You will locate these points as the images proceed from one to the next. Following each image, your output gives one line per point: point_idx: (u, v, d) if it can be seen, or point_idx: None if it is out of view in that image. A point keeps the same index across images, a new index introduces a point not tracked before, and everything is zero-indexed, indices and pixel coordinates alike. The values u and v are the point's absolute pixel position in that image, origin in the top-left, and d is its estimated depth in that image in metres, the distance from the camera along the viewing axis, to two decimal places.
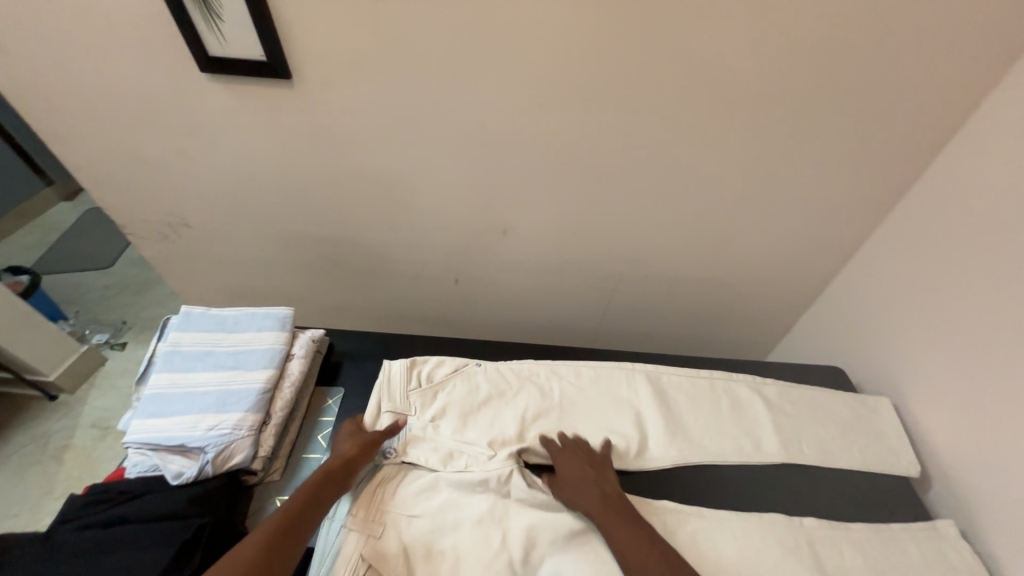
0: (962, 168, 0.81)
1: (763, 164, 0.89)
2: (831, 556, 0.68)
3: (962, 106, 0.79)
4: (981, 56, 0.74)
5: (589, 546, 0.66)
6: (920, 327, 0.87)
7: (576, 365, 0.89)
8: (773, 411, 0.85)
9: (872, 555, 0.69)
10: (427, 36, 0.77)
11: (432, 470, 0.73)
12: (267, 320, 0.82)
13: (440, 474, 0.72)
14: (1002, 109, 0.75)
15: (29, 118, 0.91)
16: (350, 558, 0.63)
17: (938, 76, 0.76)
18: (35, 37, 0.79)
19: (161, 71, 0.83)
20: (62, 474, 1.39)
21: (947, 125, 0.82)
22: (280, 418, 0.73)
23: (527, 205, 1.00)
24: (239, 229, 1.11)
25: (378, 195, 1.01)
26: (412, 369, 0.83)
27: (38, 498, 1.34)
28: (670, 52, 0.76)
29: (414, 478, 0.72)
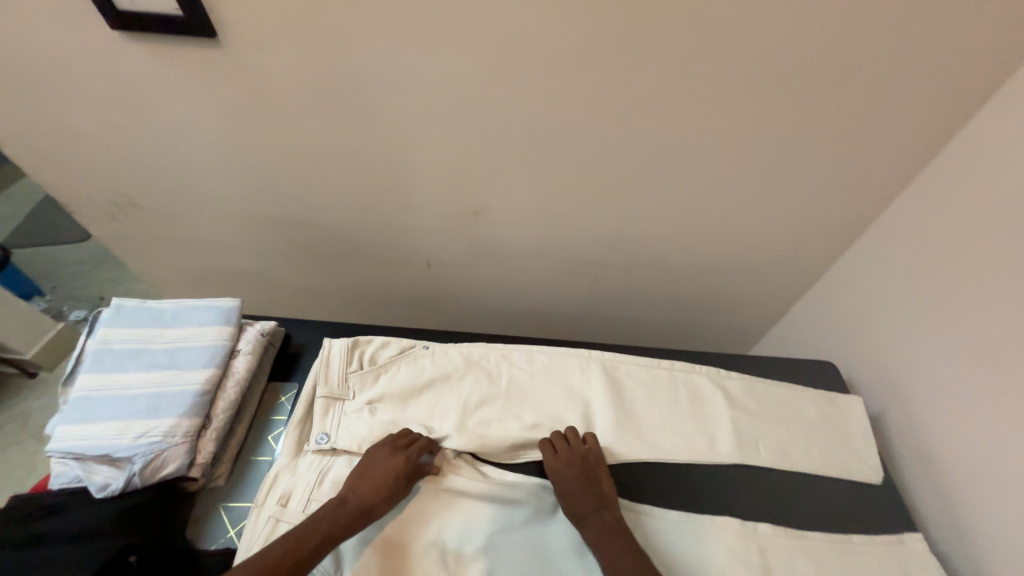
0: (987, 149, 0.69)
1: (760, 141, 0.78)
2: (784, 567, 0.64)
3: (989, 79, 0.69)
4: None
5: (522, 533, 0.65)
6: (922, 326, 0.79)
7: (529, 350, 0.83)
8: (733, 407, 0.77)
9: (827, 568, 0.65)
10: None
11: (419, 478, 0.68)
12: (209, 314, 0.75)
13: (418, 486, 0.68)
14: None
15: None
16: None
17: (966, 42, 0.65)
18: None
19: (63, 31, 0.71)
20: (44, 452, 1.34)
21: (974, 99, 0.70)
22: (222, 422, 0.68)
23: (499, 185, 0.90)
24: (190, 208, 1.03)
25: (334, 172, 0.92)
26: (355, 351, 0.79)
27: (21, 476, 1.31)
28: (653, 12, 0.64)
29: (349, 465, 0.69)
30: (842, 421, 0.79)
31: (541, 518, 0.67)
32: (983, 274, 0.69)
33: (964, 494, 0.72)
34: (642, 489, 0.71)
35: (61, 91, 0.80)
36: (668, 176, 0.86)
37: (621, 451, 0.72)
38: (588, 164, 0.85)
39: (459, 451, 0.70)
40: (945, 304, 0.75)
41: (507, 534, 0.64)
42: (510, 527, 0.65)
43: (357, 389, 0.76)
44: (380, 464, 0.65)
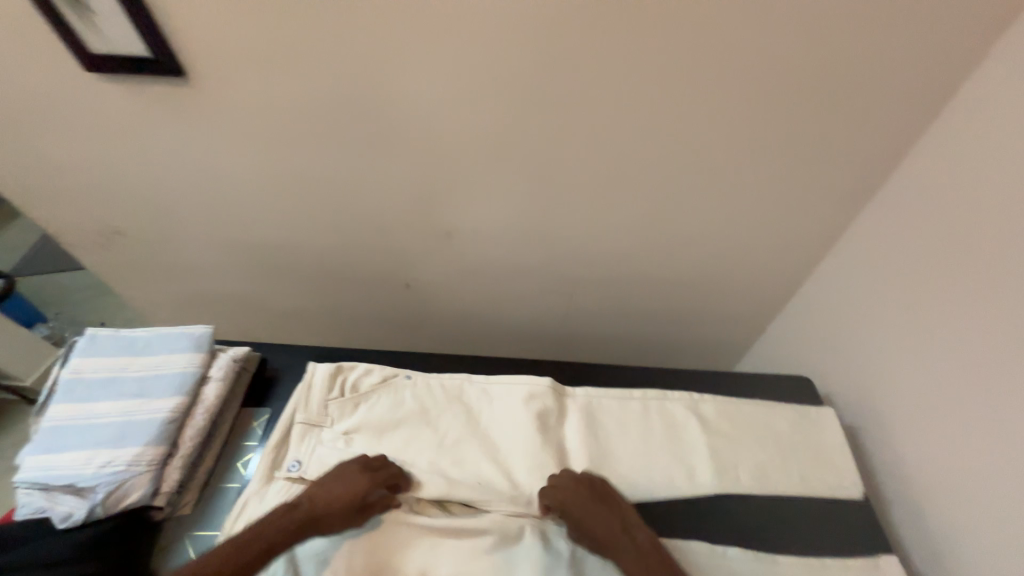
0: (950, 158, 0.71)
1: (722, 155, 0.80)
2: None
3: (934, 88, 0.71)
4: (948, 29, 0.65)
5: (488, 559, 0.63)
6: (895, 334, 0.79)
7: (507, 383, 0.80)
8: (708, 434, 0.76)
9: None
10: (327, 27, 0.69)
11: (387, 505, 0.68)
12: (180, 341, 0.77)
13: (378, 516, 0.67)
14: (994, 89, 0.65)
15: None
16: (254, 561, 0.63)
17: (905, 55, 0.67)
18: None
19: (50, 72, 0.75)
20: None
21: (925, 108, 0.73)
22: (189, 449, 0.69)
23: (470, 206, 0.92)
24: (175, 236, 1.06)
25: (311, 197, 0.94)
26: (338, 377, 0.79)
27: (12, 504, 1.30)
28: (600, 37, 0.68)
29: None
30: (818, 437, 0.77)
31: (507, 544, 0.64)
32: (951, 283, 0.70)
33: (947, 512, 0.71)
34: None
35: (49, 128, 0.84)
36: (636, 193, 0.87)
37: None
38: (556, 182, 0.86)
39: (423, 497, 0.69)
40: (915, 313, 0.75)
41: (470, 563, 0.62)
42: (473, 559, 0.63)
43: (335, 416, 0.77)
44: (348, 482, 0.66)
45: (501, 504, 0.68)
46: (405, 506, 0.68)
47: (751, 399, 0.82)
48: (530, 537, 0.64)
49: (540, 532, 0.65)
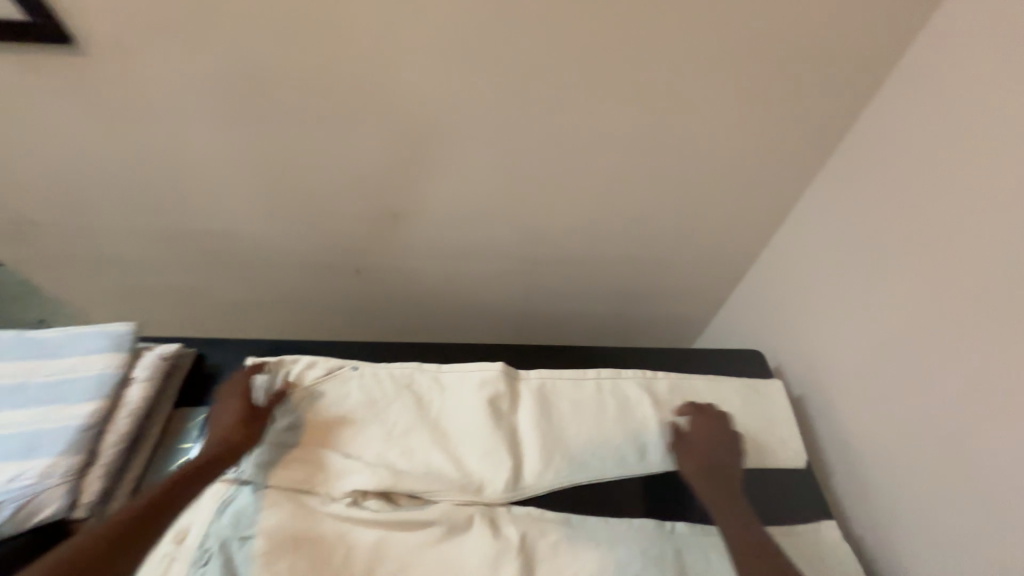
0: (892, 130, 0.72)
1: (673, 127, 0.78)
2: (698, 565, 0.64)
3: (879, 58, 0.70)
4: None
5: (435, 551, 0.62)
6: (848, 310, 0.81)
7: (460, 370, 0.77)
8: (660, 411, 0.76)
9: None
10: None
11: (333, 503, 0.65)
12: (98, 341, 0.71)
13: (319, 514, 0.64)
14: (933, 59, 0.66)
15: None
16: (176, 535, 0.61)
17: (850, 22, 0.66)
18: None
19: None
20: None
21: (869, 77, 0.72)
22: (111, 456, 0.64)
23: (417, 187, 0.88)
24: (96, 226, 0.97)
25: (242, 181, 0.87)
26: (278, 371, 0.75)
27: None
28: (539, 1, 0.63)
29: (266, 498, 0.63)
30: (765, 408, 0.78)
31: (456, 534, 0.63)
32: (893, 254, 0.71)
33: (881, 475, 0.73)
34: (562, 496, 0.69)
35: None
36: (586, 169, 0.84)
37: (548, 480, 0.69)
38: (504, 160, 0.83)
39: (369, 491, 0.66)
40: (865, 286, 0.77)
41: (418, 556, 0.61)
42: (420, 552, 0.61)
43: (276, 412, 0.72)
44: (231, 405, 0.69)
45: (448, 494, 0.66)
46: (348, 503, 0.65)
47: (704, 374, 0.83)
48: (479, 525, 0.64)
49: (488, 519, 0.65)
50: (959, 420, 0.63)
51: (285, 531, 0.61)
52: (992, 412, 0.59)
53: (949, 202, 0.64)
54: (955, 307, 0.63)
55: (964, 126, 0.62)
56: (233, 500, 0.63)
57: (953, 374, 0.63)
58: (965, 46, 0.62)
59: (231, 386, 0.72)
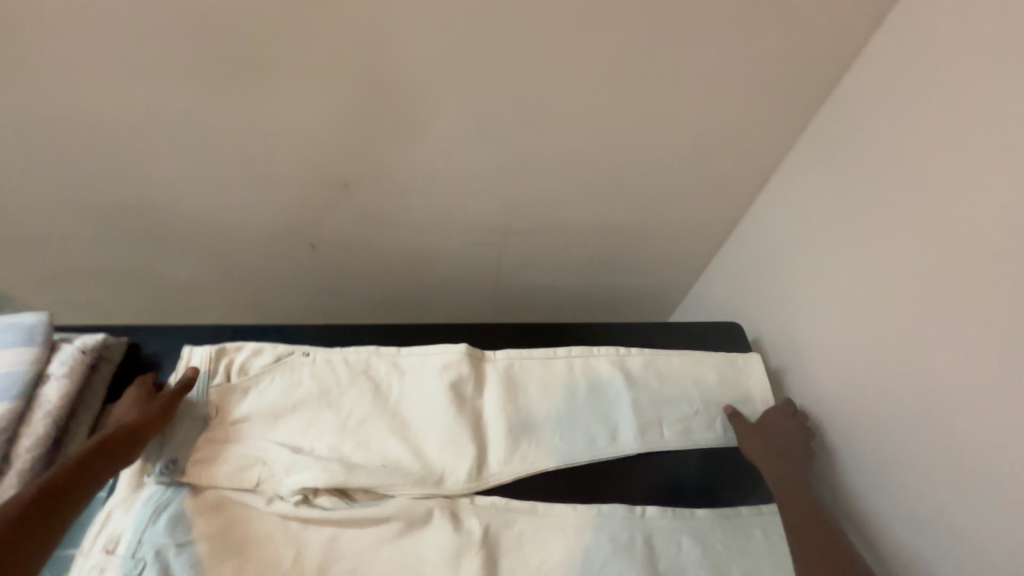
0: (887, 79, 0.64)
1: (648, 81, 0.69)
2: (668, 550, 0.62)
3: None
4: None
5: (392, 548, 0.58)
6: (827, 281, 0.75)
7: (421, 354, 0.71)
8: (634, 389, 0.71)
9: (713, 547, 0.63)
10: None
11: (281, 504, 0.60)
12: (5, 334, 0.62)
13: (265, 515, 0.60)
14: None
15: None
16: (100, 537, 0.57)
17: None
18: None
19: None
20: None
21: (868, 18, 0.63)
22: (26, 463, 0.57)
23: (365, 152, 0.78)
24: (6, 203, 0.85)
25: (165, 148, 0.77)
26: (220, 359, 0.68)
27: None
28: None
29: (211, 501, 0.60)
30: (741, 383, 0.75)
31: (415, 530, 0.60)
32: (880, 219, 0.65)
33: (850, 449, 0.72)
34: (527, 485, 0.65)
35: None
36: (551, 130, 0.75)
37: (514, 467, 0.65)
38: (459, 120, 0.74)
39: (320, 488, 0.61)
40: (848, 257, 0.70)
41: (373, 554, 0.58)
42: (376, 550, 0.58)
43: (217, 404, 0.65)
44: (128, 397, 0.64)
45: (406, 487, 0.62)
46: (297, 501, 0.60)
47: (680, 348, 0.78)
48: (439, 518, 0.61)
49: (449, 512, 0.61)
50: (938, 397, 0.60)
51: (229, 538, 0.58)
52: (973, 389, 0.56)
53: (946, 163, 0.58)
54: (943, 278, 0.59)
55: (968, 74, 0.55)
56: (166, 504, 0.59)
57: (935, 349, 0.60)
58: None
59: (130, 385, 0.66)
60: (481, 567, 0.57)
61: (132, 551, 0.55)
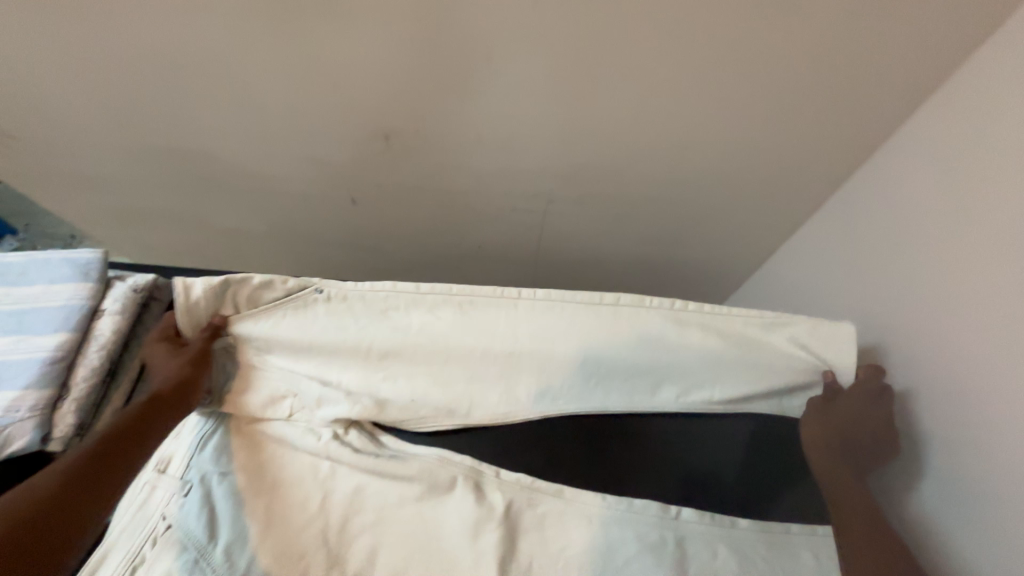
0: None
1: (742, 28, 0.58)
2: (701, 558, 0.57)
3: None
4: None
5: (413, 509, 0.57)
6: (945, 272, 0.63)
7: (444, 291, 0.64)
8: (678, 350, 0.64)
9: (753, 561, 0.58)
10: None
11: (314, 442, 0.62)
12: (63, 269, 0.65)
13: (297, 452, 0.62)
14: None
15: None
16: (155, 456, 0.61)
17: None
18: None
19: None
20: None
21: None
22: (82, 392, 0.61)
23: (410, 104, 0.72)
24: (72, 141, 0.88)
25: (210, 89, 0.74)
26: (225, 293, 0.63)
27: None
28: None
29: (253, 430, 0.64)
30: (806, 357, 0.65)
31: (437, 495, 0.58)
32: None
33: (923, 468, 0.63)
34: (554, 464, 0.62)
35: None
36: (620, 82, 0.65)
37: (545, 409, 0.64)
38: (512, 70, 0.66)
39: (357, 419, 0.64)
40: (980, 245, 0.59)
41: (394, 512, 0.57)
42: (396, 508, 0.57)
43: (235, 334, 0.65)
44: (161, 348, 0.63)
45: (437, 419, 0.64)
46: (329, 437, 0.63)
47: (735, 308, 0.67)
48: (462, 487, 0.59)
49: (473, 482, 0.60)
50: None
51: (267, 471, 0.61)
52: None
53: None
54: None
55: None
56: (211, 434, 0.63)
57: None
58: None
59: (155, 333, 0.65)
60: (500, 541, 0.55)
61: (181, 475, 0.60)
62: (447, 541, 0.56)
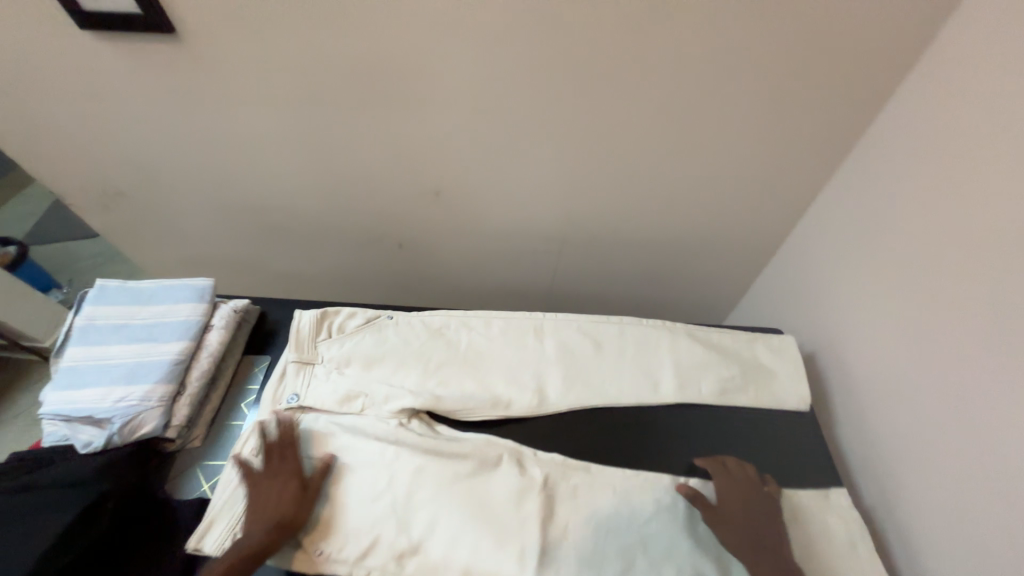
0: (908, 122, 0.74)
1: (699, 116, 0.81)
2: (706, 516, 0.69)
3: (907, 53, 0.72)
4: None
5: (466, 484, 0.69)
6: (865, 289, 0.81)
7: (486, 316, 0.88)
8: (673, 352, 0.83)
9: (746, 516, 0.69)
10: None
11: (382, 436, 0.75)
12: (185, 292, 0.82)
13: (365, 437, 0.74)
14: (955, 53, 0.66)
15: None
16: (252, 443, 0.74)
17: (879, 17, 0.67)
18: None
19: (29, 23, 0.76)
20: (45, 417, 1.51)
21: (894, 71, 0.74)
22: (196, 389, 0.75)
23: (457, 167, 0.94)
24: (175, 200, 1.09)
25: (299, 158, 0.96)
26: (323, 321, 0.86)
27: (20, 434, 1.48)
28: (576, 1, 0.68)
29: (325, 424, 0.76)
30: (773, 358, 0.83)
31: (484, 472, 0.71)
32: (900, 235, 0.74)
33: (887, 447, 0.77)
34: (575, 444, 0.76)
35: (38, 87, 0.86)
36: (616, 152, 0.88)
37: (570, 401, 0.79)
38: (536, 145, 0.89)
39: (418, 410, 0.78)
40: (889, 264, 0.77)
41: (449, 483, 0.69)
42: (449, 485, 0.69)
43: (317, 351, 0.84)
44: (280, 487, 0.67)
45: (483, 411, 0.78)
46: (397, 423, 0.76)
47: (710, 326, 0.88)
48: (507, 463, 0.72)
49: (515, 459, 0.73)
50: (953, 392, 0.66)
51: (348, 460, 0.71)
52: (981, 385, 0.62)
53: (957, 190, 0.66)
54: (958, 292, 0.65)
55: (979, 119, 0.63)
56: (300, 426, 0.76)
57: (952, 350, 0.66)
58: (985, 41, 0.62)
59: (280, 466, 0.69)
60: (540, 505, 0.67)
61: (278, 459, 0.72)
62: (495, 505, 0.67)
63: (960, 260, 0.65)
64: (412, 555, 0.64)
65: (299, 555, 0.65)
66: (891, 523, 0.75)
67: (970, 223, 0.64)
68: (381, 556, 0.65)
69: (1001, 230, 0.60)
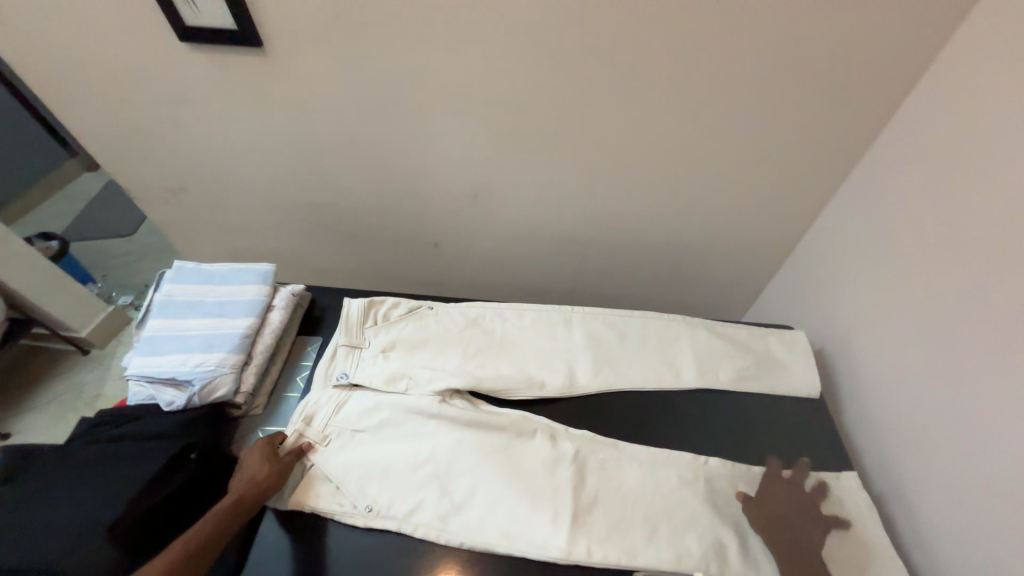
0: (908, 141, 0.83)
1: (719, 131, 0.91)
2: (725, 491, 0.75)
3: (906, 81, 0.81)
4: (921, 29, 0.75)
5: (503, 454, 0.76)
6: (870, 290, 0.89)
7: (519, 308, 0.96)
8: (693, 343, 0.90)
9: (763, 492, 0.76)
10: (380, 17, 0.81)
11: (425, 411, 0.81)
12: (251, 275, 0.90)
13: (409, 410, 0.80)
14: (947, 82, 0.76)
15: (45, 98, 1.01)
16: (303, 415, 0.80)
17: (880, 49, 0.77)
18: (40, 27, 0.87)
19: (137, 36, 0.87)
20: (81, 401, 1.60)
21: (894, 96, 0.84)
22: (261, 361, 0.82)
23: (496, 172, 1.04)
24: (231, 196, 1.19)
25: (352, 160, 1.06)
26: (370, 309, 0.94)
27: (57, 416, 1.56)
28: (615, 30, 0.79)
29: (371, 400, 0.82)
30: (785, 351, 0.90)
31: (521, 443, 0.78)
32: (902, 241, 0.83)
33: (892, 436, 0.83)
34: (603, 424, 0.83)
35: (130, 90, 0.97)
36: (642, 162, 0.98)
37: (599, 383, 0.86)
38: (570, 154, 0.98)
39: (458, 389, 0.84)
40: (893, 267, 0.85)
41: (487, 453, 0.76)
42: (487, 455, 0.76)
43: (364, 335, 0.91)
44: (253, 451, 0.73)
45: (520, 390, 0.85)
46: (438, 399, 0.82)
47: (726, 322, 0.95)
48: (541, 437, 0.78)
49: (548, 434, 0.79)
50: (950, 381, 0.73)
51: (394, 429, 0.79)
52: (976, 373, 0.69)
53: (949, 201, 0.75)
54: (953, 290, 0.73)
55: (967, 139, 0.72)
56: (348, 401, 0.83)
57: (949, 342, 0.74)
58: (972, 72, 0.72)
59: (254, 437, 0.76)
60: (573, 475, 0.74)
61: (328, 431, 0.79)
62: (532, 473, 0.74)
63: (955, 262, 0.73)
64: (455, 514, 0.71)
65: (352, 514, 0.72)
66: (897, 508, 0.81)
67: (960, 230, 0.73)
68: (427, 515, 0.71)
69: (989, 235, 0.69)
